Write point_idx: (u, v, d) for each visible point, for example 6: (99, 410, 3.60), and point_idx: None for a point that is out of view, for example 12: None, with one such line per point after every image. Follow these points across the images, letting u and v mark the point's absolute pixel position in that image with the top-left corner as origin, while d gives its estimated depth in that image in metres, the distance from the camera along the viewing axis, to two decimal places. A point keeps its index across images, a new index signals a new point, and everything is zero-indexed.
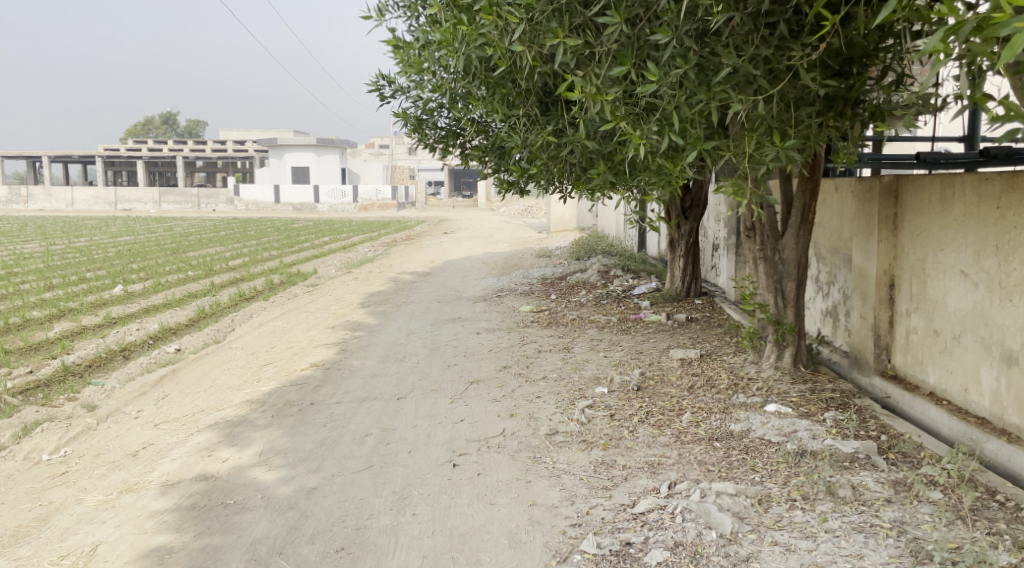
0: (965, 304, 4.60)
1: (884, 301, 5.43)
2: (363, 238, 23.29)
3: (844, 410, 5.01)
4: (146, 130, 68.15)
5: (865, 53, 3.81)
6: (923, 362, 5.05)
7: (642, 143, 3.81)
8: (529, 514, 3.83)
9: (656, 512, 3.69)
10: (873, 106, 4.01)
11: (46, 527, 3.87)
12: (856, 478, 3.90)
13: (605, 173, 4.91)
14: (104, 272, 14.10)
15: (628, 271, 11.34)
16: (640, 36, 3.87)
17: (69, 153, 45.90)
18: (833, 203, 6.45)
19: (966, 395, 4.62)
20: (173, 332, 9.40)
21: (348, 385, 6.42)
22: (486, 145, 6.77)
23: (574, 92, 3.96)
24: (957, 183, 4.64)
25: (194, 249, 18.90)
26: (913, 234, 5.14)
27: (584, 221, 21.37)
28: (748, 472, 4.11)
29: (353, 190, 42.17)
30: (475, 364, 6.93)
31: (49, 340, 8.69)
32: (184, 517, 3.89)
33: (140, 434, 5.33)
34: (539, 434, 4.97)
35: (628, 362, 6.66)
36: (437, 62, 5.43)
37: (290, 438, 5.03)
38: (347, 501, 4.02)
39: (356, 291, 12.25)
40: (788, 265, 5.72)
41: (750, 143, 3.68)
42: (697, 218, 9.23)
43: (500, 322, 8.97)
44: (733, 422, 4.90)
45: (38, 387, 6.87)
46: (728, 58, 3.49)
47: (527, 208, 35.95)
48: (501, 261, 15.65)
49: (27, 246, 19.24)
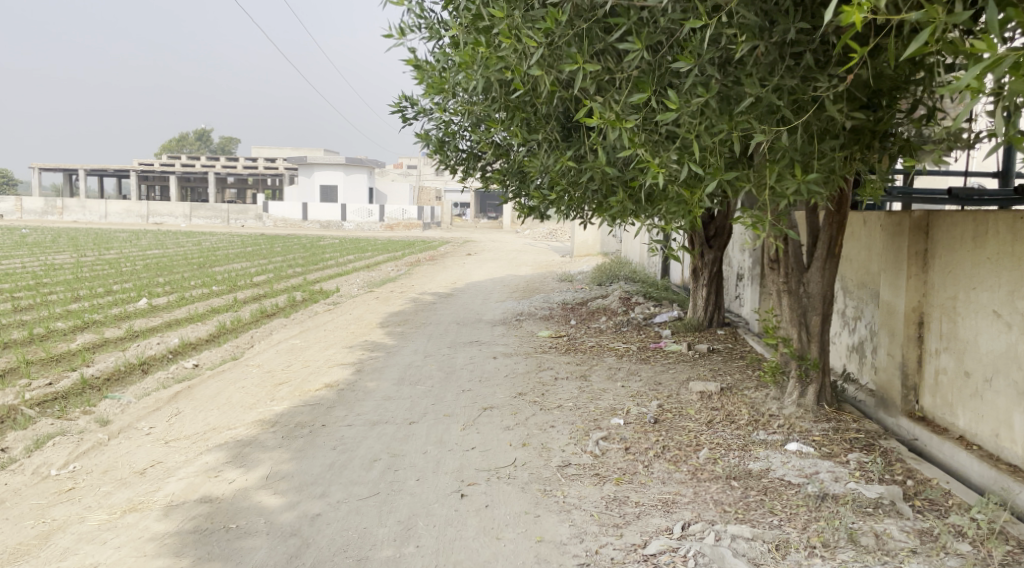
0: (998, 346, 4.43)
1: (912, 339, 5.25)
2: (386, 257, 23.33)
3: (869, 452, 4.83)
4: (180, 145, 69.33)
5: (896, 86, 3.73)
6: (952, 405, 4.86)
7: (661, 172, 3.71)
8: (536, 550, 3.71)
9: (668, 555, 3.55)
10: (902, 141, 3.94)
11: (46, 545, 3.83)
12: (880, 525, 3.73)
13: (625, 201, 4.85)
14: (131, 285, 14.27)
15: (649, 298, 11.20)
16: (662, 64, 3.81)
17: (104, 166, 46.84)
18: (861, 237, 6.33)
19: (997, 441, 4.42)
20: (194, 347, 9.42)
21: (361, 407, 6.36)
22: (507, 169, 6.73)
23: (592, 118, 3.88)
24: (990, 220, 4.49)
25: (220, 264, 19.10)
26: (943, 271, 4.98)
27: (608, 247, 21.26)
28: (766, 515, 3.96)
29: (380, 209, 42.50)
30: (490, 390, 6.83)
31: (70, 351, 8.76)
32: (184, 541, 3.82)
33: (149, 451, 5.31)
34: (551, 465, 4.85)
35: (645, 393, 6.52)
36: (459, 84, 5.40)
37: (298, 461, 4.96)
38: (349, 529, 3.93)
39: (376, 311, 12.20)
40: (812, 299, 5.56)
41: (771, 174, 3.59)
42: (721, 247, 9.11)
43: (518, 347, 8.86)
44: (753, 460, 4.74)
45: (55, 398, 6.89)
46: (752, 87, 3.42)
47: (552, 233, 35.90)
48: (522, 284, 15.53)
49: (58, 257, 19.67)
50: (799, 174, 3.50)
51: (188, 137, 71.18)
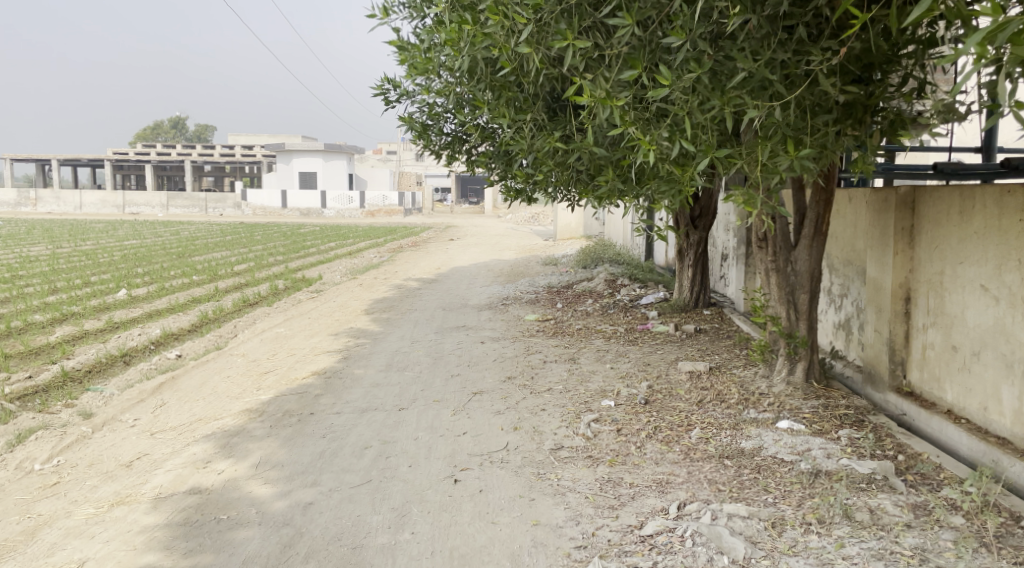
0: (985, 320, 4.45)
1: (899, 315, 5.27)
2: (369, 243, 23.15)
3: (859, 428, 4.85)
4: (155, 134, 67.98)
5: (887, 58, 3.74)
6: (940, 379, 4.90)
7: (652, 149, 3.68)
8: (532, 534, 3.69)
9: (665, 535, 3.54)
10: (893, 114, 3.94)
11: (32, 542, 3.74)
12: (874, 501, 3.75)
13: (613, 180, 4.83)
14: (110, 276, 14.04)
15: (635, 280, 11.19)
16: (653, 40, 3.77)
17: (78, 156, 46.03)
18: (847, 214, 6.36)
19: (985, 414, 4.46)
20: (176, 337, 9.28)
21: (349, 394, 6.29)
22: (493, 151, 6.65)
23: (582, 96, 3.83)
24: (977, 195, 4.49)
25: (200, 253, 18.87)
26: (930, 246, 4.99)
27: (591, 229, 21.21)
28: (760, 493, 3.96)
29: (360, 195, 42.06)
30: (479, 375, 6.79)
31: (50, 344, 8.59)
32: (174, 533, 3.75)
33: (135, 443, 5.21)
34: (544, 448, 4.83)
35: (635, 374, 6.51)
36: (443, 64, 5.29)
37: (288, 450, 4.90)
38: (343, 518, 3.88)
39: (360, 298, 12.09)
40: (800, 277, 5.57)
41: (763, 150, 3.58)
42: (706, 228, 9.12)
43: (505, 331, 8.82)
44: (745, 439, 4.74)
45: (36, 392, 6.75)
46: (744, 62, 3.40)
47: (534, 217, 35.77)
48: (507, 268, 15.47)
49: (33, 248, 19.33)
50: (791, 149, 3.50)
51: (163, 125, 70.20)
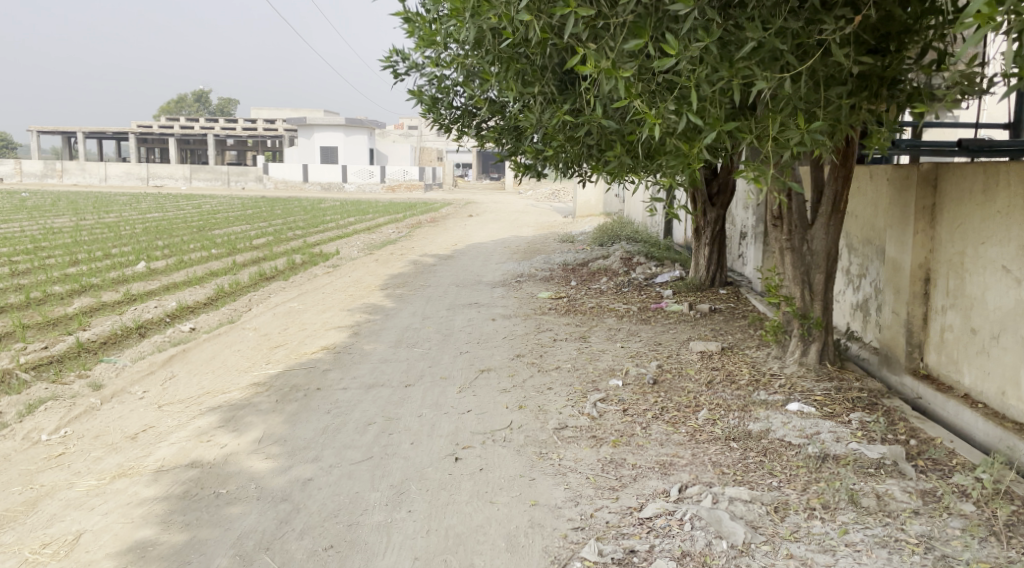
0: (1005, 302, 4.30)
1: (918, 296, 5.12)
2: (389, 219, 23.15)
3: (872, 411, 4.73)
4: (178, 106, 68.41)
5: (905, 28, 3.62)
6: (957, 362, 4.75)
7: (657, 122, 3.56)
8: (529, 514, 3.64)
9: (664, 518, 3.48)
10: (911, 88, 3.80)
11: (33, 513, 3.77)
12: (882, 487, 3.65)
13: (622, 154, 4.72)
14: (130, 248, 14.14)
15: (651, 258, 11.05)
16: (659, 8, 3.64)
17: (103, 129, 46.40)
18: (866, 192, 6.17)
19: (1003, 400, 4.32)
20: (192, 310, 9.32)
21: (356, 370, 6.28)
22: (503, 125, 6.53)
23: (586, 68, 3.71)
24: (1002, 172, 4.31)
25: (220, 227, 18.94)
26: (951, 225, 4.82)
27: (611, 206, 20.99)
28: (765, 477, 3.88)
29: (381, 170, 42.00)
30: (488, 352, 6.73)
31: (67, 315, 8.67)
32: (172, 507, 3.75)
33: (142, 415, 5.24)
34: (548, 428, 4.76)
35: (645, 353, 6.42)
36: (449, 34, 5.17)
37: (291, 425, 4.89)
38: (341, 494, 3.86)
39: (376, 273, 12.06)
40: (816, 256, 5.41)
41: (774, 124, 3.46)
42: (724, 205, 8.94)
43: (518, 308, 8.76)
44: (752, 421, 4.64)
45: (51, 362, 6.82)
46: (754, 31, 3.28)
47: (555, 194, 35.54)
48: (525, 245, 15.38)
49: (59, 220, 19.57)
50: (802, 124, 3.38)
51: (187, 98, 70.54)
